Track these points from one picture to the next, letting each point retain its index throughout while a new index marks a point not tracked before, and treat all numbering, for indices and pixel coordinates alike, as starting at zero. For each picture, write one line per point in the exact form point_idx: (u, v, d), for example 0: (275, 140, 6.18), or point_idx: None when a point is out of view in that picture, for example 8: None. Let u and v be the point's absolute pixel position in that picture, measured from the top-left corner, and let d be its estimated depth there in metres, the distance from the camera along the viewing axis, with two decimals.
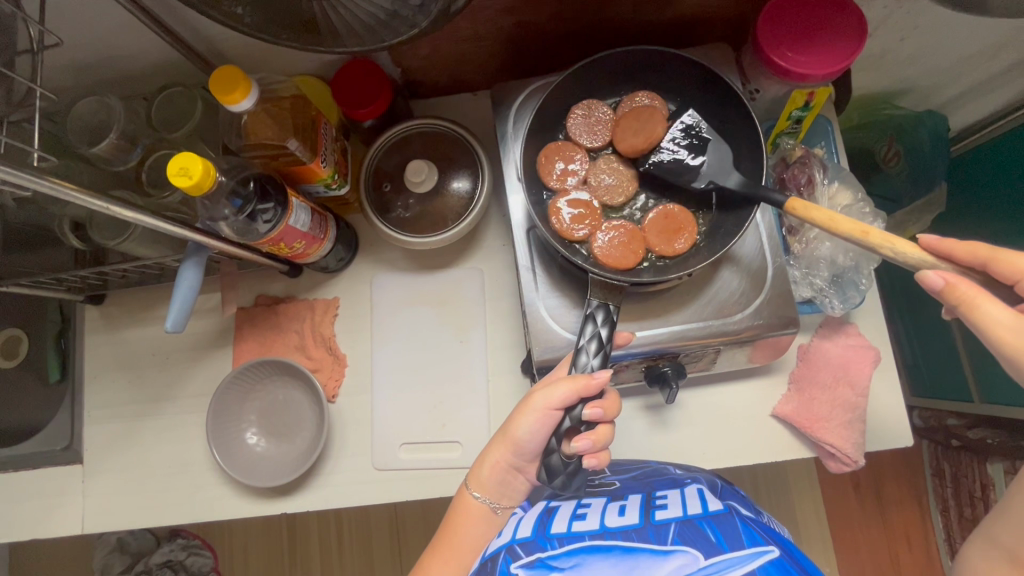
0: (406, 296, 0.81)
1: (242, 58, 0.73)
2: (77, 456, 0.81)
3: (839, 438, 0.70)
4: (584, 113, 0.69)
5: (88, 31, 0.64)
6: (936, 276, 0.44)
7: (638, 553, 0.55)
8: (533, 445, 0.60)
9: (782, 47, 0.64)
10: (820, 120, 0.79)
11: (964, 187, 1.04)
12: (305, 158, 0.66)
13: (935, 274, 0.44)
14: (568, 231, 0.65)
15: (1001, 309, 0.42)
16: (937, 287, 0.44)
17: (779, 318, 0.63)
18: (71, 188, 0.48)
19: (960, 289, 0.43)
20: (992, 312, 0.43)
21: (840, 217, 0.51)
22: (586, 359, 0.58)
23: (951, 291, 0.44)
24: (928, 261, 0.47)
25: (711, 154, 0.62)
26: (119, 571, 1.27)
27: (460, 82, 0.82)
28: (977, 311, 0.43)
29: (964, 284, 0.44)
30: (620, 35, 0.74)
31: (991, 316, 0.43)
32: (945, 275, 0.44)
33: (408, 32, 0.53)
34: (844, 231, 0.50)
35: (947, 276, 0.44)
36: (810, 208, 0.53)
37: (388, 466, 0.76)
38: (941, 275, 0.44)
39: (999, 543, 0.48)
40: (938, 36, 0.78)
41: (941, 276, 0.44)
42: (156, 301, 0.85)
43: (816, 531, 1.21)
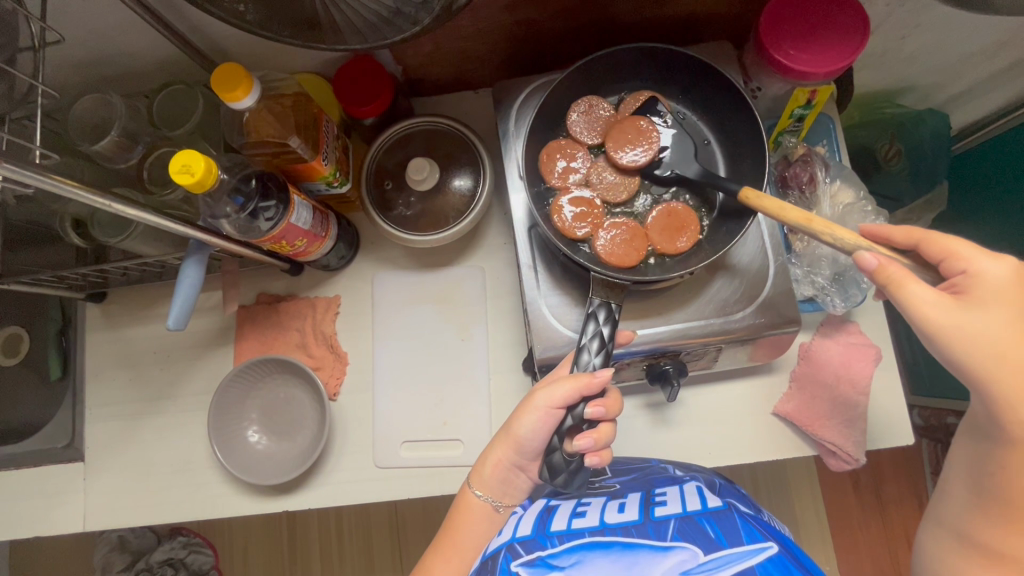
0: (407, 294, 0.81)
1: (243, 56, 0.73)
2: (78, 454, 0.81)
3: (838, 436, 0.71)
4: (585, 111, 0.69)
5: (90, 29, 0.64)
6: (871, 256, 0.44)
7: (638, 549, 0.56)
8: (536, 443, 0.59)
9: (784, 45, 0.64)
10: (822, 118, 0.79)
11: (965, 186, 1.04)
12: (307, 156, 0.66)
13: (869, 255, 0.44)
14: (569, 229, 0.65)
15: (926, 290, 0.43)
16: (870, 268, 0.44)
17: (781, 316, 0.63)
18: (71, 184, 0.48)
19: (891, 269, 0.43)
20: (918, 292, 0.43)
21: (780, 203, 0.50)
22: (588, 357, 0.58)
23: (882, 272, 0.44)
24: (866, 246, 0.45)
25: (675, 145, 0.67)
26: (119, 569, 1.27)
27: (461, 80, 0.82)
28: (904, 290, 0.43)
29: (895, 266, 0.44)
30: (622, 33, 0.73)
31: (918, 296, 0.43)
32: (878, 257, 0.44)
33: (411, 30, 0.53)
34: (784, 216, 0.49)
35: (880, 257, 0.44)
36: (761, 199, 0.52)
37: (390, 464, 0.76)
38: (875, 256, 0.44)
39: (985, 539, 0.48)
40: (940, 35, 0.78)
41: (875, 257, 0.44)
42: (157, 299, 0.85)
43: (815, 529, 1.21)
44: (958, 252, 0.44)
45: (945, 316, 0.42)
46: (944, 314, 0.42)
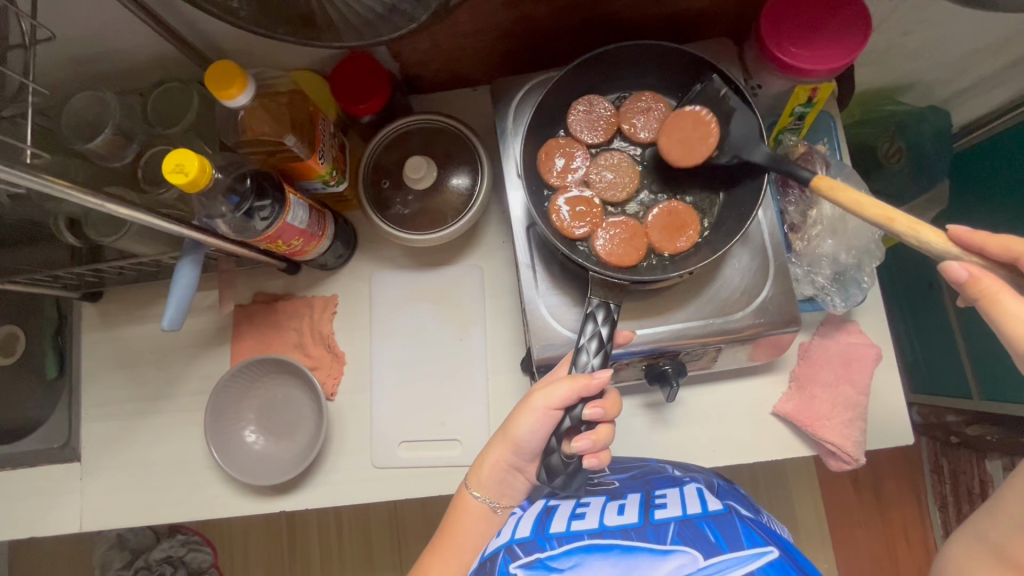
0: (405, 293, 0.80)
1: (238, 53, 0.72)
2: (74, 454, 0.80)
3: (840, 437, 0.70)
4: (584, 109, 0.68)
5: (83, 25, 0.63)
6: (961, 268, 0.43)
7: (637, 552, 0.55)
8: (533, 444, 0.59)
9: (785, 42, 0.63)
10: (823, 116, 0.78)
11: (966, 183, 1.04)
12: (303, 154, 0.65)
13: (959, 266, 0.43)
14: (568, 229, 0.64)
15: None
16: (961, 280, 0.43)
17: (781, 316, 0.63)
18: (64, 184, 0.47)
19: (983, 282, 0.42)
20: (1014, 309, 0.42)
21: (860, 194, 0.49)
22: (587, 357, 0.58)
23: (975, 284, 0.43)
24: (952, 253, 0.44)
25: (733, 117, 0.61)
26: (118, 567, 1.27)
27: (459, 78, 0.81)
28: (996, 306, 0.42)
29: (988, 277, 0.42)
30: (621, 29, 0.73)
31: (1011, 314, 0.42)
32: (970, 268, 0.42)
33: (408, 27, 0.53)
34: (864, 212, 0.48)
35: (972, 268, 0.42)
36: (837, 189, 0.50)
37: (387, 464, 0.76)
38: (966, 267, 0.43)
39: (983, 539, 0.49)
40: (942, 31, 0.78)
41: (966, 268, 0.42)
42: (153, 298, 0.84)
43: (815, 528, 1.21)
44: None
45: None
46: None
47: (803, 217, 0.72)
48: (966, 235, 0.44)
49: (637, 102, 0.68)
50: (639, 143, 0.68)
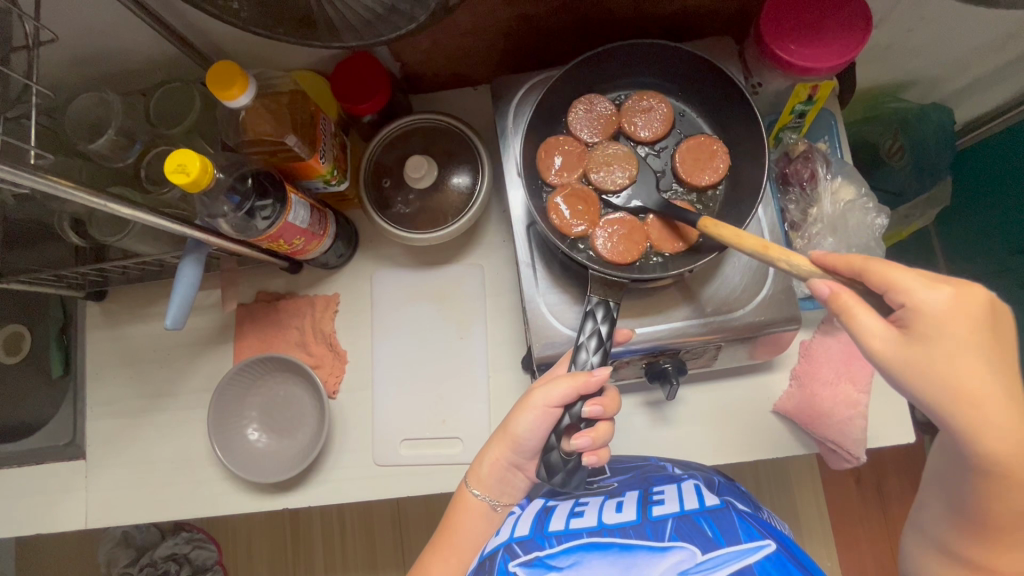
0: (407, 292, 0.81)
1: (240, 53, 0.72)
2: (80, 451, 0.81)
3: (838, 435, 0.70)
4: (585, 108, 0.69)
5: (86, 27, 0.64)
6: (822, 285, 0.43)
7: (636, 550, 0.56)
8: (532, 441, 0.59)
9: (785, 40, 0.63)
10: (824, 114, 0.78)
11: (969, 180, 1.03)
12: (304, 154, 0.66)
13: (822, 283, 0.43)
14: (568, 228, 0.65)
15: (877, 321, 0.41)
16: (822, 296, 0.43)
17: (781, 313, 0.63)
18: (68, 184, 0.48)
19: (840, 298, 0.42)
20: (868, 323, 0.41)
21: (742, 232, 0.50)
22: (586, 356, 0.58)
23: (835, 300, 0.43)
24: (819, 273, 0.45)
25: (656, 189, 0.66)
26: (124, 564, 1.28)
27: (460, 77, 0.81)
28: (855, 321, 0.42)
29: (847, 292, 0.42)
30: (621, 28, 0.73)
31: (868, 327, 0.41)
32: (831, 284, 0.43)
33: (407, 26, 0.53)
34: (746, 246, 0.49)
35: (833, 284, 0.43)
36: (721, 227, 0.52)
37: (389, 461, 0.76)
38: (827, 283, 0.43)
39: None
40: (943, 28, 0.77)
41: (827, 285, 0.43)
42: (157, 297, 0.85)
43: (817, 526, 1.21)
44: (896, 281, 0.41)
45: (895, 351, 0.41)
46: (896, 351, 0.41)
47: (803, 216, 0.73)
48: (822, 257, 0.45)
49: (638, 103, 0.69)
50: (642, 142, 0.68)
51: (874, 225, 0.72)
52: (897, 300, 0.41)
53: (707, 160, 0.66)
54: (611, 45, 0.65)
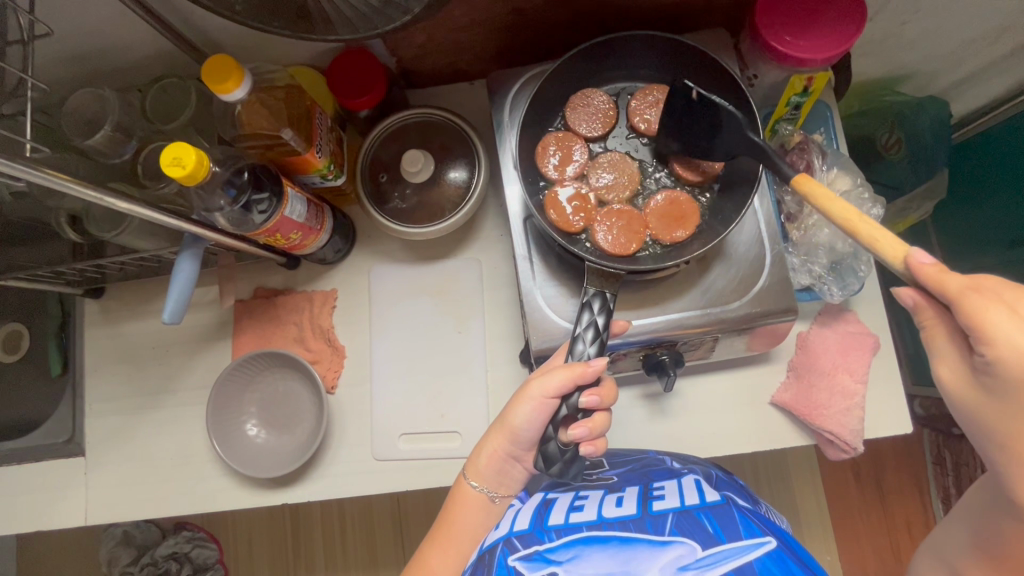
0: (405, 288, 0.81)
1: (236, 49, 0.73)
2: (79, 449, 0.81)
3: (837, 426, 0.70)
4: (581, 103, 0.69)
5: (80, 23, 0.64)
6: (907, 295, 0.41)
7: (636, 543, 0.56)
8: (530, 432, 0.60)
9: (780, 31, 0.63)
10: (820, 106, 0.78)
11: (965, 172, 1.03)
12: (300, 148, 0.66)
13: (906, 293, 0.41)
14: (568, 224, 0.65)
15: (955, 348, 0.40)
16: (905, 304, 0.41)
17: (778, 304, 0.63)
18: (65, 178, 0.48)
19: (924, 312, 0.41)
20: (946, 348, 0.40)
21: (835, 199, 0.45)
22: (583, 347, 0.58)
23: (917, 311, 0.41)
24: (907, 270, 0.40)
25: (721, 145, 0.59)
26: (126, 563, 1.28)
27: (456, 72, 0.81)
28: (933, 339, 0.41)
29: (931, 306, 0.40)
30: (616, 21, 0.73)
31: (942, 350, 0.40)
32: (917, 295, 0.41)
33: (401, 19, 0.53)
34: (833, 214, 0.44)
35: (917, 295, 0.40)
36: (817, 188, 0.46)
37: (388, 456, 0.76)
38: (913, 295, 0.41)
39: None
40: (940, 20, 0.77)
41: (912, 295, 0.41)
42: (155, 294, 0.85)
43: (817, 521, 1.21)
44: (989, 325, 0.36)
45: (969, 385, 0.39)
46: (968, 385, 0.39)
47: (800, 207, 0.73)
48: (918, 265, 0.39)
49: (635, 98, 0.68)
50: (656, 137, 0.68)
51: (869, 215, 0.72)
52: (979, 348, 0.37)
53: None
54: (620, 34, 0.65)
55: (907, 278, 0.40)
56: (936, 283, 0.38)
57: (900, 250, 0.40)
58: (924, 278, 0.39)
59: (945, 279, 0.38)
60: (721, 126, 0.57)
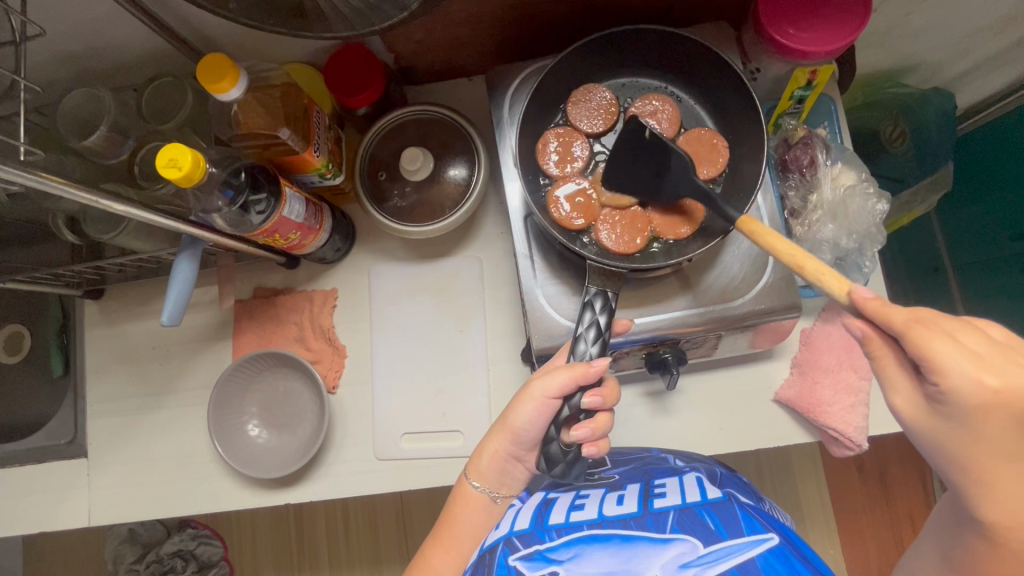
0: (405, 286, 0.80)
1: (232, 45, 0.72)
2: (82, 450, 0.81)
3: (841, 423, 0.69)
4: (583, 99, 0.68)
5: (74, 22, 0.63)
6: (855, 326, 0.41)
7: (637, 541, 0.55)
8: (531, 433, 0.59)
9: (783, 24, 0.62)
10: (823, 99, 0.77)
11: (970, 164, 1.02)
12: (297, 147, 0.65)
13: (855, 324, 0.41)
14: (568, 221, 0.64)
15: (903, 377, 0.40)
16: (855, 337, 0.41)
17: (782, 301, 0.62)
18: (58, 180, 0.48)
19: (873, 343, 0.40)
20: (894, 376, 0.40)
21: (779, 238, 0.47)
22: (585, 346, 0.57)
23: (867, 343, 0.41)
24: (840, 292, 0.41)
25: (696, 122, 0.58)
26: (131, 561, 1.29)
27: (455, 68, 0.81)
28: (882, 368, 0.40)
29: (881, 337, 0.40)
30: (616, 14, 0.72)
31: (894, 382, 0.40)
32: (865, 327, 0.40)
33: (399, 15, 0.52)
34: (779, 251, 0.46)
35: (867, 328, 0.40)
36: (765, 233, 0.48)
37: (390, 455, 0.76)
38: (862, 325, 0.40)
39: None
40: (945, 10, 0.76)
41: (861, 327, 0.40)
42: (155, 294, 0.84)
43: (820, 516, 1.20)
44: (936, 356, 0.36)
45: (918, 412, 0.39)
46: (923, 413, 0.39)
47: (804, 203, 0.72)
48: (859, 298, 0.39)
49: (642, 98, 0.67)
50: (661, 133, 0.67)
51: (875, 210, 0.71)
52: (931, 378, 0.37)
53: (705, 155, 0.65)
54: (620, 27, 0.64)
55: (854, 309, 0.41)
56: (881, 315, 0.38)
57: (841, 283, 0.41)
58: (868, 311, 0.39)
59: (889, 311, 0.38)
60: (669, 168, 0.57)
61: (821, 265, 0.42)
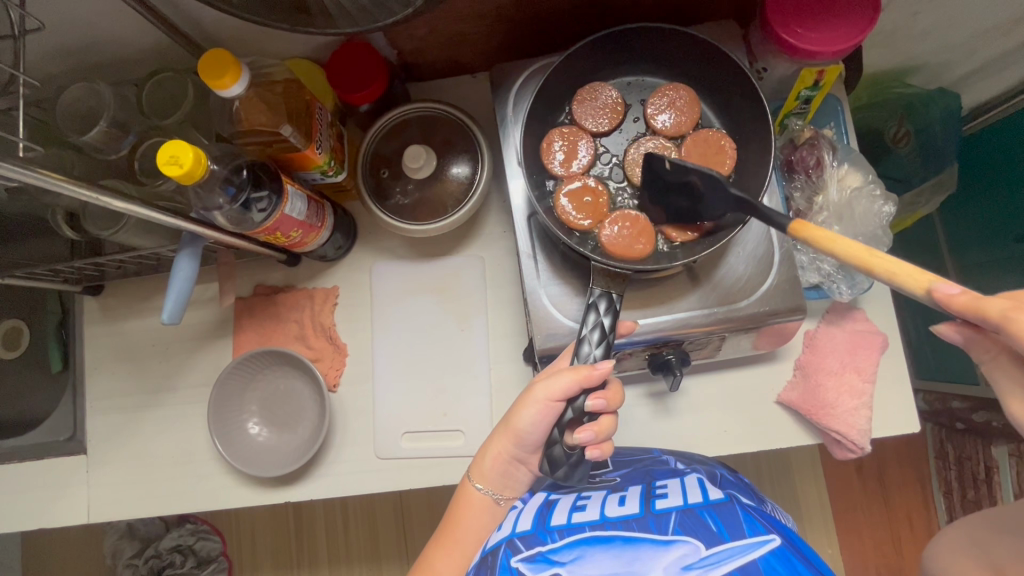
0: (407, 285, 0.80)
1: (232, 40, 0.71)
2: (80, 447, 0.81)
3: (845, 426, 0.69)
4: (589, 96, 0.67)
5: (73, 16, 0.62)
6: (950, 330, 0.39)
7: (639, 544, 0.55)
8: (535, 436, 0.59)
9: (791, 23, 0.62)
10: (829, 100, 0.76)
11: (975, 166, 1.01)
12: (299, 144, 0.65)
13: (949, 329, 0.39)
14: (573, 221, 0.64)
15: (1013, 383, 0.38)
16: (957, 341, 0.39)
17: (786, 304, 0.62)
18: (57, 177, 0.47)
19: (979, 345, 0.39)
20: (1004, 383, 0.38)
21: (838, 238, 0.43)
22: (588, 349, 0.57)
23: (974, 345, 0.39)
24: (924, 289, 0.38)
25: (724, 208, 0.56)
26: (130, 555, 1.29)
27: (458, 64, 0.80)
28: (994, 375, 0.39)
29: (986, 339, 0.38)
30: (622, 12, 0.71)
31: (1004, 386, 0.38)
32: (963, 330, 0.39)
33: (402, 12, 0.52)
34: (843, 254, 0.43)
35: (963, 331, 0.39)
36: (815, 232, 0.45)
37: (391, 454, 0.76)
38: (956, 329, 0.39)
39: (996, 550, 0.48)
40: (953, 11, 0.75)
41: (958, 331, 0.39)
42: (154, 291, 0.84)
43: (818, 517, 1.20)
44: None
45: None
46: None
47: (809, 204, 0.72)
48: (944, 295, 0.37)
49: (650, 99, 0.67)
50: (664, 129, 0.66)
51: (880, 213, 0.71)
52: None
53: (712, 157, 0.64)
54: (630, 27, 0.63)
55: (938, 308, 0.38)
56: (972, 308, 0.35)
57: (919, 279, 0.38)
58: (955, 308, 0.36)
59: (981, 303, 0.35)
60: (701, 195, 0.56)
61: (893, 262, 0.40)
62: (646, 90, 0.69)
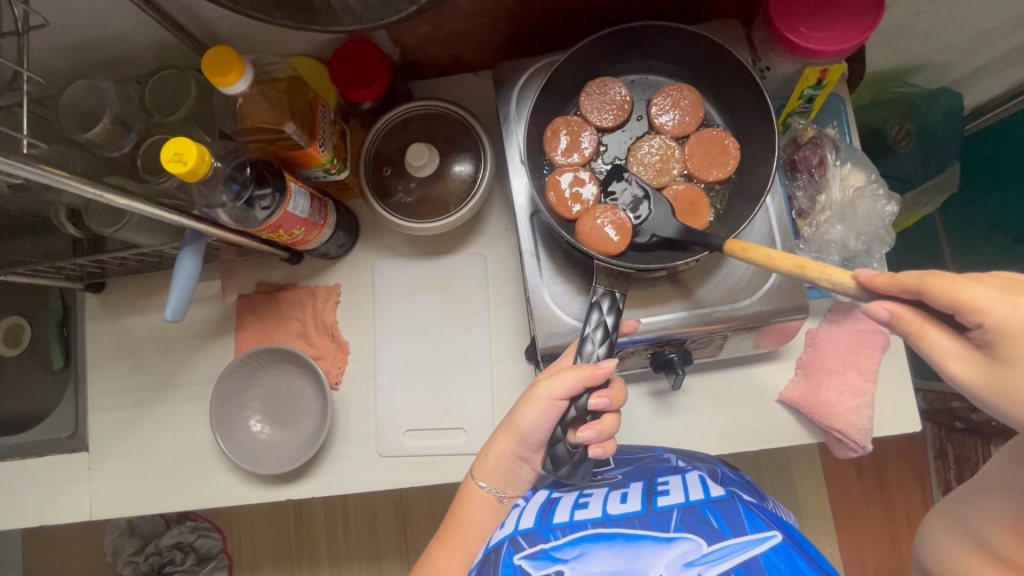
0: (409, 283, 0.80)
1: (235, 37, 0.71)
2: (82, 443, 0.81)
3: (846, 425, 0.69)
4: (597, 91, 0.67)
5: (77, 13, 0.62)
6: (880, 307, 0.39)
7: (642, 540, 0.55)
8: (538, 435, 0.59)
9: (794, 22, 0.62)
10: (832, 99, 0.76)
11: (976, 165, 1.02)
12: (303, 142, 0.65)
13: (877, 307, 0.39)
14: (561, 207, 0.64)
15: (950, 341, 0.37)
16: (884, 319, 0.39)
17: (789, 302, 0.62)
18: (62, 174, 0.47)
19: (907, 319, 0.38)
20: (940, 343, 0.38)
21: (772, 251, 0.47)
22: (592, 347, 0.57)
23: (897, 322, 0.39)
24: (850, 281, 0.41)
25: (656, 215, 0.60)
26: (131, 552, 1.29)
27: (461, 63, 0.80)
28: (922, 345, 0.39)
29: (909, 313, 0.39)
30: (625, 10, 0.71)
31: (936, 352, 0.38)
32: (891, 306, 0.39)
33: (407, 9, 0.52)
34: (780, 266, 0.46)
35: (892, 307, 0.39)
36: (751, 249, 0.49)
37: (393, 452, 0.76)
38: (886, 306, 0.39)
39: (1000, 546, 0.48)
40: (955, 10, 0.75)
41: (886, 307, 0.39)
42: (156, 288, 0.84)
43: (818, 515, 1.21)
44: (967, 299, 0.36)
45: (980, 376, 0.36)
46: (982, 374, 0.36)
47: (812, 203, 0.71)
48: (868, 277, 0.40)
49: (654, 99, 0.67)
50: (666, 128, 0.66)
51: (883, 212, 0.71)
52: (972, 322, 0.36)
53: (715, 157, 0.64)
54: (643, 24, 0.63)
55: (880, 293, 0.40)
56: (894, 281, 0.39)
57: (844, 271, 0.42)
58: (878, 288, 0.40)
59: (900, 277, 0.39)
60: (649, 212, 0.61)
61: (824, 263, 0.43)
62: (649, 89, 0.70)
